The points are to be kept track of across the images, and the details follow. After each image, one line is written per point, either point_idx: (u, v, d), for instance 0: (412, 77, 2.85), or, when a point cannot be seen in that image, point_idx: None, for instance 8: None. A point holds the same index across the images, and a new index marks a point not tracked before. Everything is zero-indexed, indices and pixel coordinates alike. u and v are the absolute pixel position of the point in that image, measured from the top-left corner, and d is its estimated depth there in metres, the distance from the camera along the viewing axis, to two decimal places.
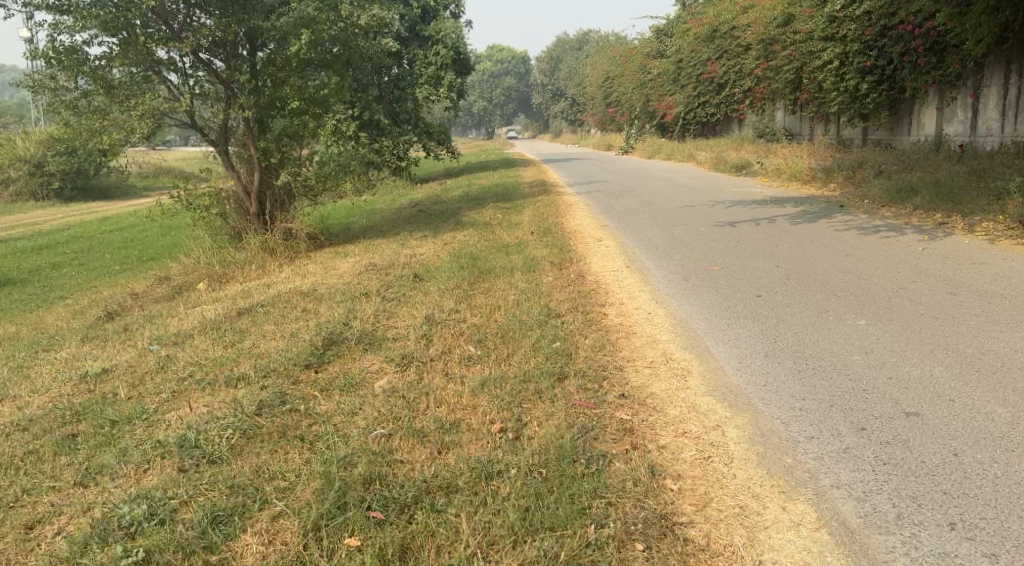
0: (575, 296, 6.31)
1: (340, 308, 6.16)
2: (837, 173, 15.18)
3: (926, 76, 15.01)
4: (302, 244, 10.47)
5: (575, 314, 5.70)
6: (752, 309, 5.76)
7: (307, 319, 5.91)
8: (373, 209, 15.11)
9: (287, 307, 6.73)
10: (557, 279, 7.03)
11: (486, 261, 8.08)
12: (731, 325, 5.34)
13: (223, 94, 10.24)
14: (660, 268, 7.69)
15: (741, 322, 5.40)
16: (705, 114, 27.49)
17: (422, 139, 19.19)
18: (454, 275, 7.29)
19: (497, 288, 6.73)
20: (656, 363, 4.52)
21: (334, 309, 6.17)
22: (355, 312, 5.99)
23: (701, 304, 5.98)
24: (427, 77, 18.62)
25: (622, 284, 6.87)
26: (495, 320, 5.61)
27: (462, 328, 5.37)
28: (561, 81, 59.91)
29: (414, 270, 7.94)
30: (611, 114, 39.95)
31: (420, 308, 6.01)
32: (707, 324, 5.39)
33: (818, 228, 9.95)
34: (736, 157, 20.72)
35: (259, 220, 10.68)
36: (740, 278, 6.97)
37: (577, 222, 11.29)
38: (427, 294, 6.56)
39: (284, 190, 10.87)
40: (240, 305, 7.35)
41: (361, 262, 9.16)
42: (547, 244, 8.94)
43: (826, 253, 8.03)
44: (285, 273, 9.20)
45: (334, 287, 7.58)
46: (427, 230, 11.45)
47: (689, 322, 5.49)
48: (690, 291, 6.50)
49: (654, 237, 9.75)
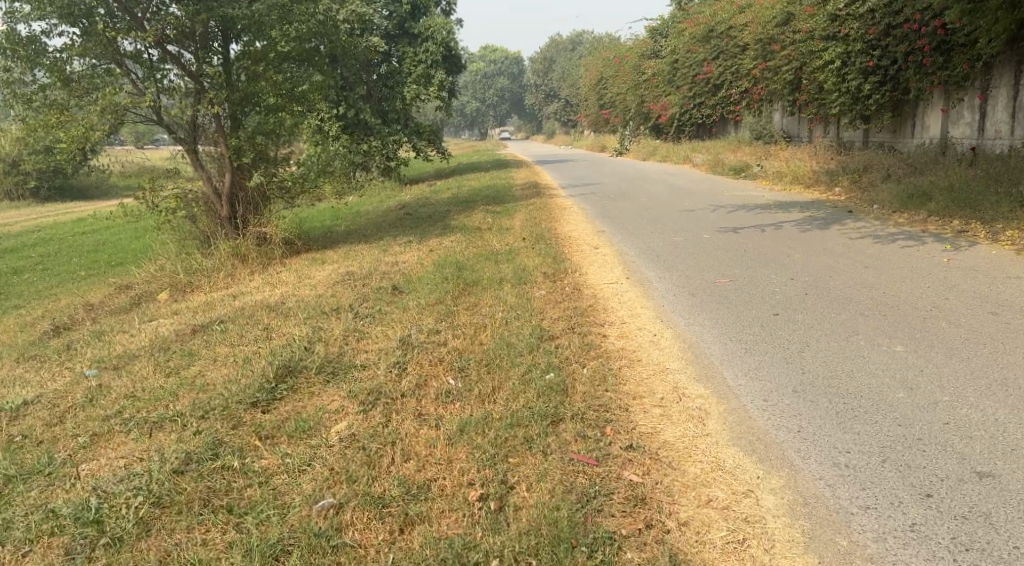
0: (570, 314, 5.61)
1: (305, 329, 5.45)
2: (842, 177, 14.55)
3: (932, 77, 14.40)
4: (278, 250, 9.77)
5: (571, 336, 5.02)
6: (770, 331, 5.09)
7: (266, 343, 5.20)
8: (357, 212, 14.42)
9: (250, 323, 6.03)
10: (550, 293, 6.34)
11: (472, 271, 7.36)
12: (749, 351, 4.66)
13: (194, 89, 9.45)
14: (663, 280, 7.01)
15: (761, 348, 4.73)
16: (701, 116, 26.81)
17: (412, 139, 18.62)
18: (436, 287, 6.60)
19: (483, 303, 6.03)
20: (666, 401, 3.84)
21: (298, 329, 5.47)
22: (321, 334, 5.28)
23: (712, 325, 5.31)
24: (416, 76, 17.91)
25: (623, 300, 6.18)
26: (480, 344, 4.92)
27: (441, 353, 4.68)
28: (554, 81, 59.11)
29: (394, 281, 7.23)
30: (605, 115, 39.32)
31: (396, 329, 5.31)
32: (721, 350, 4.72)
33: (829, 236, 9.28)
34: (735, 159, 20.06)
35: (230, 224, 9.98)
36: (753, 292, 6.29)
37: (571, 227, 10.60)
38: (405, 311, 5.86)
39: (258, 192, 10.15)
40: (199, 320, 6.65)
41: (339, 270, 8.48)
42: (540, 252, 8.24)
43: (843, 264, 7.36)
44: (255, 282, 8.50)
45: (305, 300, 6.89)
46: (412, 235, 10.75)
47: (700, 347, 4.81)
48: (697, 308, 5.82)
49: (655, 244, 9.08)
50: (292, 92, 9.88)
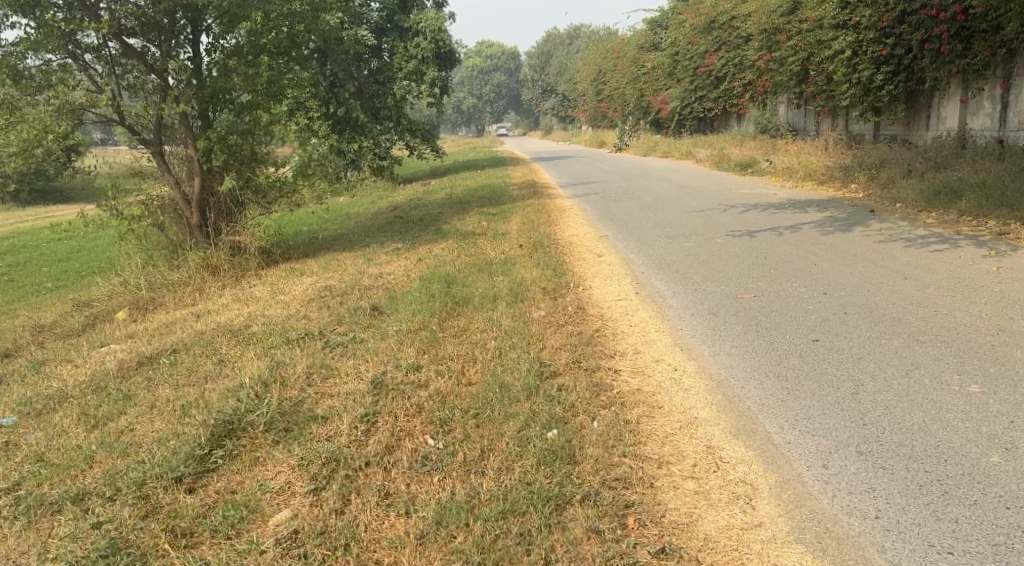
0: (574, 343, 4.81)
1: (262, 366, 4.58)
2: (858, 173, 13.75)
3: (950, 65, 13.52)
4: (253, 261, 9.01)
5: (576, 374, 4.25)
6: (811, 362, 4.33)
7: (213, 385, 4.36)
8: (345, 215, 13.62)
9: (206, 354, 5.24)
10: (551, 315, 5.53)
11: (462, 287, 6.54)
12: (791, 389, 3.91)
13: (158, 85, 8.63)
14: (677, 295, 6.20)
15: (805, 384, 3.97)
16: (702, 110, 25.91)
17: (404, 137, 17.80)
18: (420, 307, 5.81)
19: (472, 329, 5.21)
20: (700, 471, 3.06)
21: (255, 365, 4.66)
22: (281, 371, 4.47)
23: (740, 355, 4.54)
24: (407, 72, 16.95)
25: (635, 322, 5.38)
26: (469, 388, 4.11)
27: (420, 399, 3.87)
28: (551, 76, 58.18)
29: (375, 299, 6.41)
30: (603, 111, 38.46)
31: (372, 366, 4.50)
32: (759, 388, 3.95)
33: (854, 240, 8.47)
34: (741, 154, 19.23)
35: (201, 232, 9.13)
36: (783, 311, 5.48)
37: (572, 232, 9.79)
38: (385, 341, 5.03)
39: (231, 197, 9.23)
40: (153, 346, 5.87)
41: (317, 284, 7.70)
42: (538, 262, 7.43)
43: (877, 274, 6.55)
44: (225, 297, 7.72)
45: (273, 322, 6.11)
46: (401, 241, 9.96)
47: (732, 384, 4.04)
48: (721, 332, 5.05)
49: (664, 251, 8.28)
50: (271, 89, 9.01)
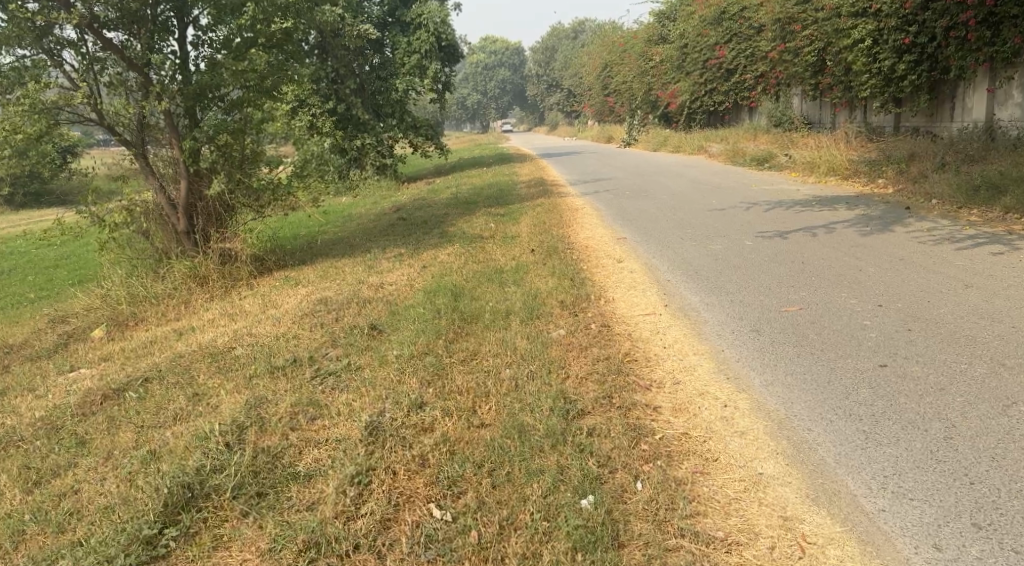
0: (601, 371, 4.16)
1: (236, 409, 3.88)
2: (884, 167, 13.02)
3: (976, 53, 12.69)
4: (244, 270, 8.35)
5: (607, 412, 3.61)
6: (885, 391, 3.72)
7: (178, 433, 3.69)
8: (347, 217, 12.98)
9: (181, 386, 4.60)
10: (572, 335, 4.87)
11: (471, 301, 5.87)
12: (869, 428, 3.31)
13: (139, 81, 7.93)
14: (713, 308, 5.55)
15: (886, 421, 3.36)
16: (713, 103, 25.12)
17: (409, 135, 17.15)
18: (425, 326, 5.16)
19: (483, 354, 4.56)
20: (781, 560, 2.60)
21: (234, 402, 4.03)
22: (261, 412, 3.81)
23: (798, 386, 3.93)
24: (410, 67, 16.23)
25: (667, 342, 4.74)
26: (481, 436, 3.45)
27: (422, 448, 3.24)
28: (555, 71, 57.33)
29: (373, 316, 5.74)
30: (611, 105, 37.66)
31: (367, 404, 3.83)
32: (831, 428, 3.34)
33: (896, 240, 7.77)
34: (756, 148, 18.48)
35: (188, 239, 8.42)
36: (838, 328, 4.83)
37: (587, 234, 9.15)
38: (382, 370, 4.34)
39: (220, 201, 8.49)
40: (123, 373, 5.23)
41: (312, 295, 7.04)
42: (553, 270, 6.75)
43: (933, 281, 5.89)
44: (212, 312, 7.07)
45: (259, 343, 5.46)
46: (403, 246, 9.30)
47: (796, 422, 3.44)
48: (769, 355, 4.43)
49: (689, 255, 7.62)
50: (262, 85, 8.32)
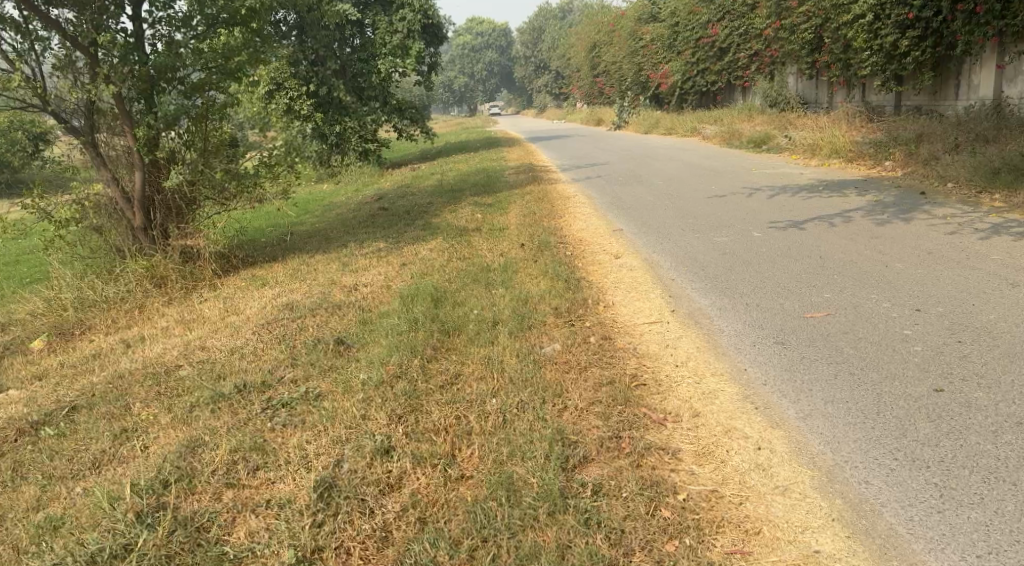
0: (606, 400, 3.50)
1: (150, 469, 3.05)
2: (891, 148, 12.35)
3: (985, 27, 11.96)
4: (207, 269, 7.51)
5: (613, 459, 2.95)
6: (949, 424, 3.18)
7: (75, 522, 2.82)
8: (328, 206, 12.20)
9: (110, 419, 3.86)
10: (569, 351, 4.21)
11: (453, 308, 5.18)
12: (941, 479, 2.78)
13: (87, 63, 7.03)
14: (728, 312, 4.94)
15: (958, 467, 2.84)
16: (705, 83, 24.36)
17: (392, 118, 16.34)
18: (399, 340, 4.46)
19: (465, 378, 3.87)
20: None
21: (163, 449, 3.30)
22: (188, 465, 3.06)
23: (842, 414, 3.35)
24: (392, 47, 15.30)
25: (680, 361, 4.09)
26: (461, 500, 2.78)
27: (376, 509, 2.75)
28: (544, 52, 56.26)
29: (341, 326, 5.03)
30: (601, 86, 36.78)
31: (324, 450, 3.14)
32: (894, 477, 2.82)
33: (918, 230, 7.13)
34: (753, 130, 17.77)
35: (145, 236, 7.52)
36: (876, 340, 4.25)
37: (581, 225, 8.49)
38: (343, 400, 3.63)
39: (180, 193, 7.69)
40: (48, 400, 4.48)
41: (278, 299, 6.31)
42: (544, 270, 6.04)
43: (973, 281, 5.32)
44: (168, 317, 6.31)
45: (210, 359, 4.73)
46: (382, 240, 8.58)
47: (850, 468, 2.88)
48: (801, 374, 3.83)
49: (693, 249, 6.96)
50: (226, 66, 7.49)
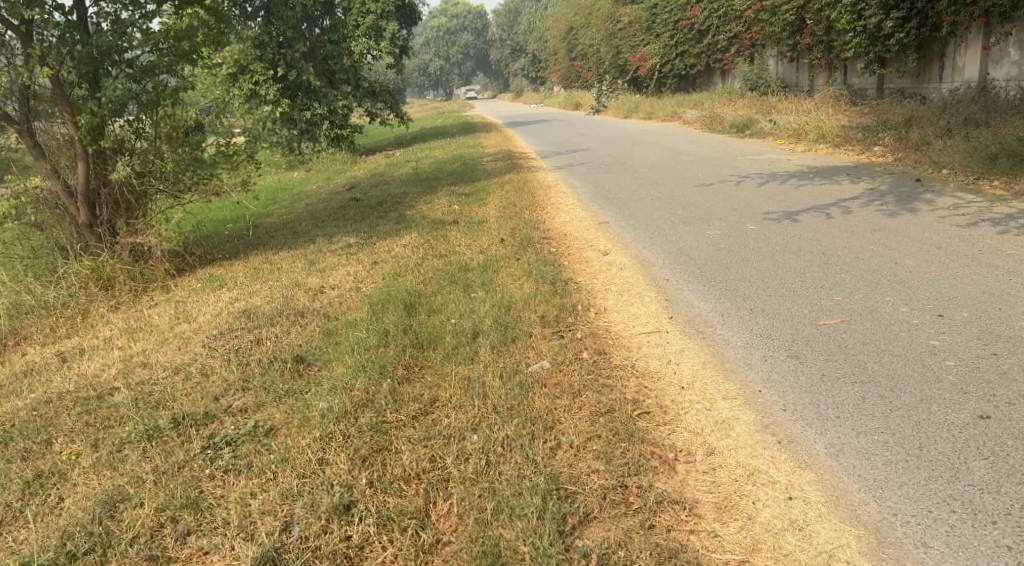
0: (605, 432, 3.03)
1: (53, 538, 2.66)
2: (879, 133, 11.93)
3: (971, 8, 11.55)
4: (160, 269, 6.86)
5: (620, 520, 2.59)
6: (1006, 462, 2.77)
7: None
8: (298, 196, 11.56)
9: (26, 461, 3.29)
10: (559, 369, 3.72)
11: (428, 316, 4.66)
12: (1014, 540, 2.46)
13: (19, 42, 6.26)
14: (732, 320, 4.44)
15: None
16: (684, 66, 23.86)
17: (365, 102, 15.61)
18: (366, 358, 3.92)
19: (440, 407, 3.35)
20: None
21: (72, 513, 2.76)
22: (104, 528, 2.68)
23: (881, 449, 2.91)
24: (365, 29, 14.69)
25: (685, 381, 3.60)
26: None
27: None
28: (520, 35, 55.37)
29: (303, 339, 4.48)
30: (578, 69, 36.11)
31: (270, 507, 2.70)
32: (960, 541, 2.49)
33: (923, 222, 6.72)
34: (734, 114, 17.31)
35: (92, 234, 6.84)
36: (903, 352, 3.80)
37: (565, 217, 8.00)
38: (298, 437, 3.09)
39: (127, 186, 6.97)
40: None
41: (236, 304, 5.72)
42: (527, 271, 5.52)
43: (994, 280, 4.92)
44: (115, 324, 5.71)
45: (153, 379, 4.16)
46: (353, 234, 8.01)
47: (902, 526, 2.56)
48: (824, 398, 3.35)
49: (686, 244, 6.47)
50: (179, 47, 6.85)
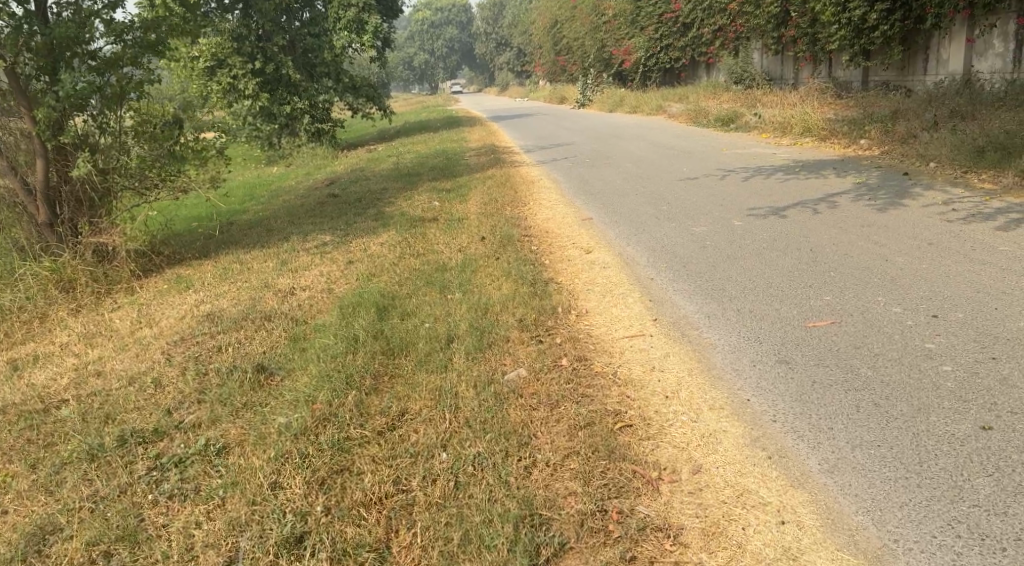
0: (584, 447, 2.83)
1: None
2: (865, 126, 11.76)
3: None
4: (125, 271, 6.53)
5: (598, 551, 2.40)
6: (1013, 480, 2.59)
7: None
8: (275, 192, 11.27)
9: None
10: (537, 376, 3.49)
11: (401, 320, 4.41)
12: None
13: None
14: (717, 323, 4.23)
15: None
16: (669, 59, 23.66)
17: (346, 96, 15.32)
18: (333, 367, 3.67)
19: (408, 419, 3.13)
20: None
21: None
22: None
23: (878, 465, 2.72)
24: (347, 22, 14.29)
25: (669, 390, 3.39)
26: None
27: None
28: (505, 29, 54.99)
29: (267, 346, 4.22)
30: (564, 64, 35.85)
31: (215, 539, 2.52)
32: None
33: (913, 217, 6.54)
34: (719, 108, 17.13)
35: (53, 234, 6.52)
36: (897, 357, 3.60)
37: (546, 214, 7.77)
38: (251, 457, 2.87)
39: (90, 183, 6.63)
40: None
41: (201, 307, 5.45)
42: (507, 270, 5.29)
43: (988, 278, 4.73)
44: (73, 329, 5.42)
45: (106, 390, 3.89)
46: (329, 232, 7.75)
47: (904, 553, 2.37)
48: (816, 407, 3.15)
49: (670, 242, 6.26)
50: (145, 39, 6.57)
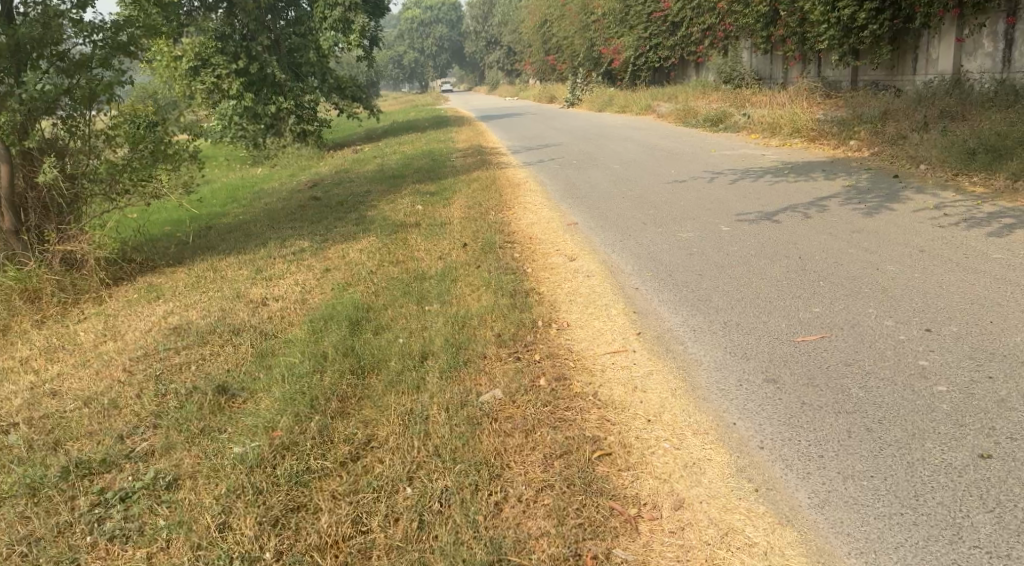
0: (559, 482, 2.68)
1: None
2: (855, 127, 11.63)
3: None
4: (94, 279, 6.29)
5: None
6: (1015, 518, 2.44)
7: None
8: (257, 195, 11.03)
9: None
10: (514, 398, 3.32)
11: (375, 335, 4.22)
12: None
13: None
14: (703, 337, 4.06)
15: None
16: (658, 58, 23.48)
17: (331, 96, 15.09)
18: (299, 387, 3.48)
19: (376, 446, 2.95)
20: None
21: None
22: None
23: (872, 500, 2.56)
24: (332, 21, 14.02)
25: (652, 412, 3.23)
26: None
27: None
28: (494, 27, 54.73)
29: (233, 363, 4.02)
30: (553, 63, 35.63)
31: None
32: None
33: (904, 223, 6.39)
34: (709, 107, 16.98)
35: (20, 242, 6.25)
36: (890, 375, 3.43)
37: (531, 218, 7.58)
38: (205, 494, 2.70)
39: (58, 189, 6.35)
40: None
41: (170, 318, 5.23)
42: (487, 280, 5.10)
43: (982, 288, 4.58)
44: (35, 343, 5.19)
45: (59, 413, 3.67)
46: (308, 238, 7.54)
47: None
48: (806, 432, 2.98)
49: (657, 248, 6.09)
50: (117, 39, 6.29)
